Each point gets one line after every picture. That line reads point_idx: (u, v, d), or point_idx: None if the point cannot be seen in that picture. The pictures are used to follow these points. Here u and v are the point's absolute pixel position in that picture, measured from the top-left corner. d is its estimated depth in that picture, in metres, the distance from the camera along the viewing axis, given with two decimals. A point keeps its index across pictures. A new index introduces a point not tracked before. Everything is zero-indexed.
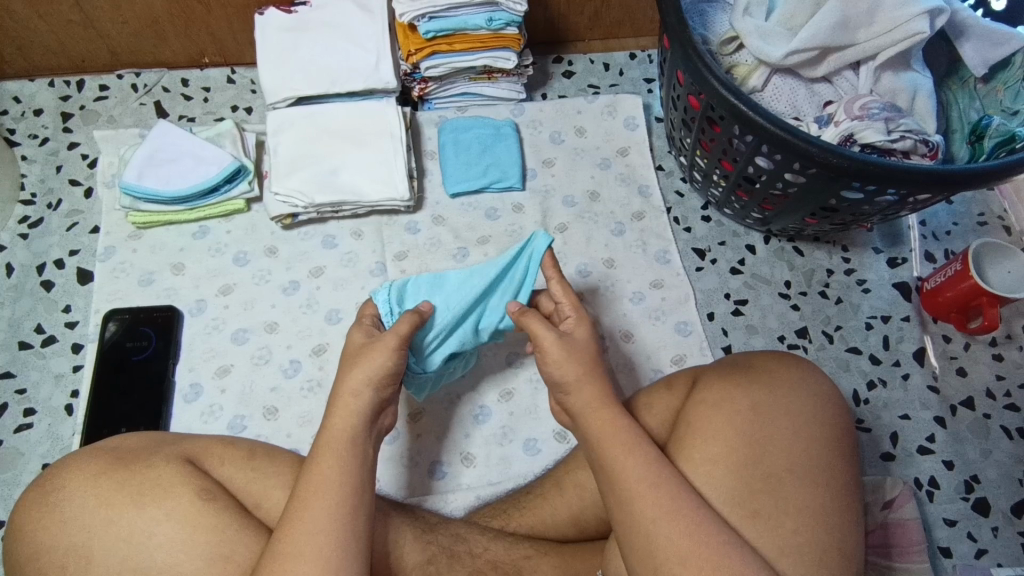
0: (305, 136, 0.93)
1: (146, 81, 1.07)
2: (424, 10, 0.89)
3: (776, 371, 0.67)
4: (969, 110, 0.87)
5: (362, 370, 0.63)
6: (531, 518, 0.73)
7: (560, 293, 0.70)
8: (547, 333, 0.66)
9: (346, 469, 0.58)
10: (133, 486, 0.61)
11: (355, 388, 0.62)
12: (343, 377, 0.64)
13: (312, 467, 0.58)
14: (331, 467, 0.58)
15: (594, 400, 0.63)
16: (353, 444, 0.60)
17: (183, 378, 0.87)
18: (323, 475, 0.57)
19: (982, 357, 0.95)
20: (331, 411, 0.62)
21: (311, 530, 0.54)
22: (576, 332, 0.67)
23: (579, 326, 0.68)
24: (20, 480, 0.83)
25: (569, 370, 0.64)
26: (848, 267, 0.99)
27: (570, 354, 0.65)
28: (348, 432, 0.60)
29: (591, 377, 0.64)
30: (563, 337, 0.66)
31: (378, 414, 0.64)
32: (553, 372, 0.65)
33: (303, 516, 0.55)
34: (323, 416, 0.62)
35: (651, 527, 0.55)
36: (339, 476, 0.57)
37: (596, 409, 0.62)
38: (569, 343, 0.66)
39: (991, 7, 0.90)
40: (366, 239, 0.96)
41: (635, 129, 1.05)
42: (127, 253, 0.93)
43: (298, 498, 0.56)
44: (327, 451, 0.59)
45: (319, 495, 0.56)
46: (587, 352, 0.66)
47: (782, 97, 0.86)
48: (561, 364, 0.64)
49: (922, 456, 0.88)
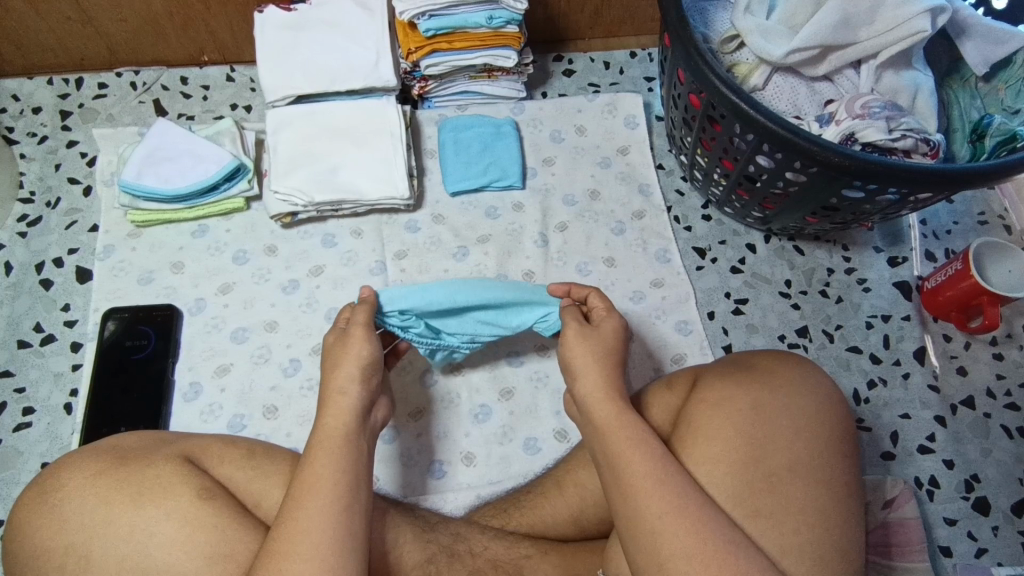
0: (304, 136, 0.92)
1: (145, 79, 1.07)
2: (424, 8, 0.88)
3: (776, 370, 0.67)
4: (970, 109, 0.86)
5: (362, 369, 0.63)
6: (530, 517, 0.73)
7: (596, 300, 0.71)
8: (572, 323, 0.68)
9: (341, 468, 0.58)
10: (133, 485, 0.61)
11: (343, 385, 0.63)
12: (335, 373, 0.64)
13: (306, 467, 0.58)
14: (324, 465, 0.58)
15: (596, 393, 0.63)
16: (347, 442, 0.60)
17: (182, 377, 0.87)
18: (316, 474, 0.57)
19: (982, 357, 0.94)
20: (323, 410, 0.62)
21: (306, 529, 0.54)
22: (602, 325, 0.68)
23: (604, 318, 0.69)
24: (19, 479, 0.83)
25: (576, 357, 0.66)
26: (849, 266, 0.99)
27: (588, 340, 0.66)
28: (341, 430, 0.60)
29: (595, 372, 0.64)
30: (585, 329, 0.67)
31: (370, 410, 0.64)
32: (563, 358, 0.67)
33: (298, 514, 0.55)
34: (315, 414, 0.62)
35: (656, 523, 0.55)
36: (333, 474, 0.57)
37: (598, 400, 0.62)
38: (587, 334, 0.67)
39: (992, 5, 0.89)
40: (366, 237, 0.96)
41: (635, 127, 1.05)
42: (127, 252, 0.93)
43: (292, 498, 0.56)
44: (319, 449, 0.59)
45: (314, 494, 0.56)
46: (604, 344, 0.66)
47: (782, 96, 0.85)
48: (571, 350, 0.66)
49: (923, 456, 0.88)
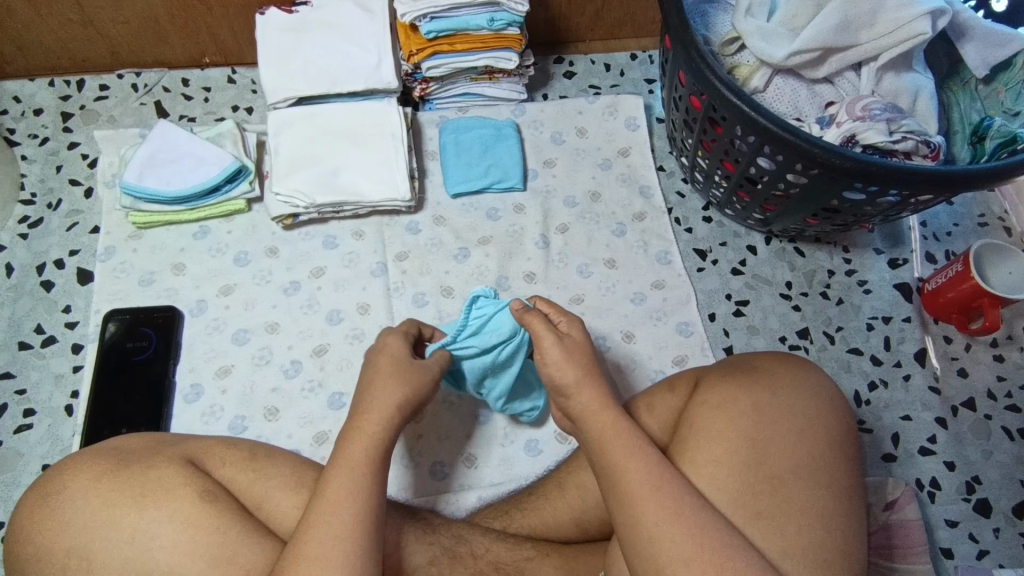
0: (305, 137, 0.93)
1: (145, 80, 1.07)
2: (425, 11, 0.88)
3: (777, 371, 0.67)
4: (970, 111, 0.87)
5: (407, 384, 0.64)
6: (533, 518, 0.73)
7: (546, 308, 0.71)
8: (548, 337, 0.66)
9: (371, 473, 0.58)
10: (135, 487, 0.61)
11: (401, 404, 0.63)
12: (373, 386, 0.64)
13: (338, 469, 0.58)
14: (355, 469, 0.58)
15: (590, 404, 0.62)
16: (383, 449, 0.60)
17: (183, 378, 0.87)
18: (348, 479, 0.57)
19: (982, 358, 0.95)
20: (360, 413, 0.62)
21: (339, 534, 0.54)
22: (572, 334, 0.67)
23: (572, 327, 0.68)
24: (20, 480, 0.83)
25: (570, 373, 0.64)
26: (849, 267, 0.99)
27: (571, 356, 0.65)
28: (372, 436, 0.60)
29: (582, 389, 0.63)
30: (564, 340, 0.66)
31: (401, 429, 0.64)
32: (550, 373, 0.65)
33: (329, 517, 0.55)
34: (352, 417, 0.62)
35: (652, 530, 0.55)
36: (366, 480, 0.57)
37: (596, 412, 0.62)
38: (569, 345, 0.66)
39: (992, 8, 0.89)
40: (367, 239, 0.96)
41: (635, 129, 1.05)
42: (128, 253, 0.93)
43: (324, 499, 0.56)
44: (355, 453, 0.59)
45: (346, 498, 0.56)
46: (586, 353, 0.66)
47: (783, 98, 0.86)
48: (560, 367, 0.64)
49: (924, 457, 0.88)
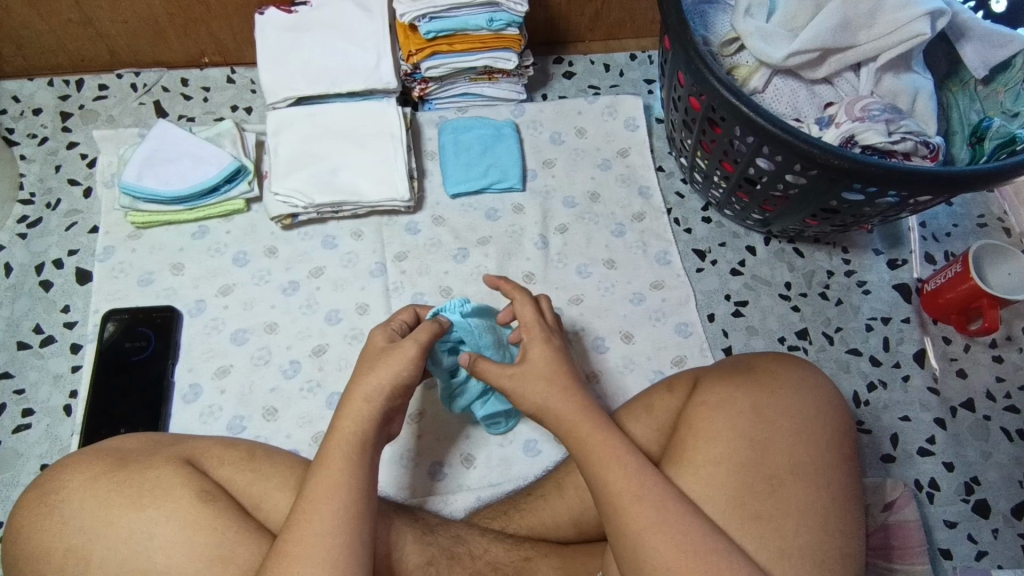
0: (304, 136, 0.93)
1: (145, 80, 1.07)
2: (424, 11, 0.88)
3: (777, 371, 0.67)
4: (969, 112, 0.87)
5: (378, 376, 0.62)
6: (530, 519, 0.73)
7: (522, 311, 0.69)
8: (500, 375, 0.65)
9: (355, 472, 0.58)
10: (132, 487, 0.61)
11: (368, 395, 0.61)
12: (358, 380, 0.62)
13: (322, 469, 0.57)
14: (338, 469, 0.57)
15: (577, 411, 0.62)
16: (362, 446, 0.59)
17: (182, 378, 0.87)
18: (333, 477, 0.57)
19: (982, 358, 0.95)
20: (341, 412, 0.61)
21: (321, 533, 0.54)
22: (531, 353, 0.66)
23: (534, 345, 0.66)
24: (19, 480, 0.83)
25: (533, 401, 0.63)
26: (848, 268, 0.99)
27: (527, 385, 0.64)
28: (358, 435, 0.59)
29: (562, 398, 0.62)
30: (517, 373, 0.65)
31: (387, 423, 0.63)
32: (525, 392, 0.64)
33: (311, 517, 0.55)
34: (334, 415, 0.61)
35: (642, 534, 0.55)
36: (348, 478, 0.57)
37: (580, 421, 0.61)
38: (522, 378, 0.64)
39: (991, 8, 0.89)
40: (366, 239, 0.96)
41: (635, 129, 1.05)
42: (127, 253, 0.93)
43: (306, 499, 0.56)
44: (333, 452, 0.58)
45: (330, 497, 0.56)
46: (548, 372, 0.64)
47: (782, 98, 0.86)
48: (523, 396, 0.64)
49: (923, 458, 0.88)
